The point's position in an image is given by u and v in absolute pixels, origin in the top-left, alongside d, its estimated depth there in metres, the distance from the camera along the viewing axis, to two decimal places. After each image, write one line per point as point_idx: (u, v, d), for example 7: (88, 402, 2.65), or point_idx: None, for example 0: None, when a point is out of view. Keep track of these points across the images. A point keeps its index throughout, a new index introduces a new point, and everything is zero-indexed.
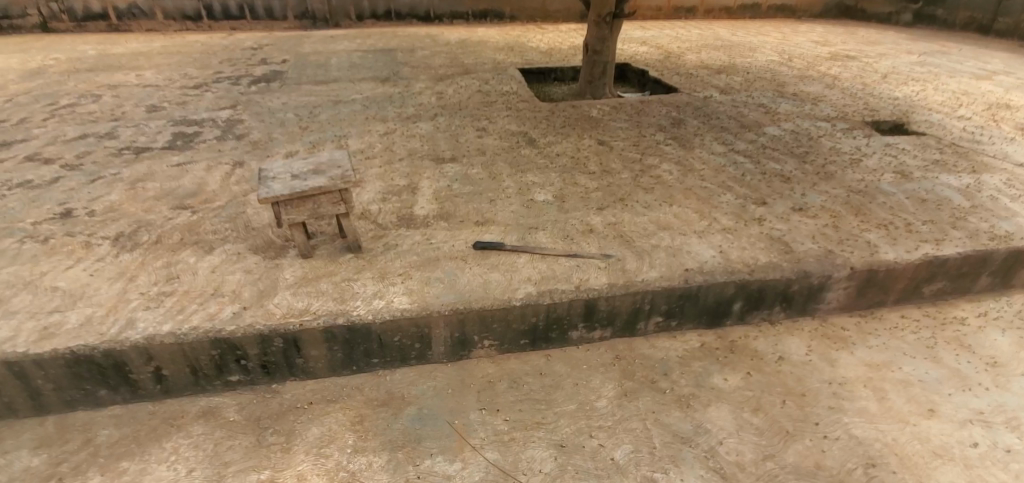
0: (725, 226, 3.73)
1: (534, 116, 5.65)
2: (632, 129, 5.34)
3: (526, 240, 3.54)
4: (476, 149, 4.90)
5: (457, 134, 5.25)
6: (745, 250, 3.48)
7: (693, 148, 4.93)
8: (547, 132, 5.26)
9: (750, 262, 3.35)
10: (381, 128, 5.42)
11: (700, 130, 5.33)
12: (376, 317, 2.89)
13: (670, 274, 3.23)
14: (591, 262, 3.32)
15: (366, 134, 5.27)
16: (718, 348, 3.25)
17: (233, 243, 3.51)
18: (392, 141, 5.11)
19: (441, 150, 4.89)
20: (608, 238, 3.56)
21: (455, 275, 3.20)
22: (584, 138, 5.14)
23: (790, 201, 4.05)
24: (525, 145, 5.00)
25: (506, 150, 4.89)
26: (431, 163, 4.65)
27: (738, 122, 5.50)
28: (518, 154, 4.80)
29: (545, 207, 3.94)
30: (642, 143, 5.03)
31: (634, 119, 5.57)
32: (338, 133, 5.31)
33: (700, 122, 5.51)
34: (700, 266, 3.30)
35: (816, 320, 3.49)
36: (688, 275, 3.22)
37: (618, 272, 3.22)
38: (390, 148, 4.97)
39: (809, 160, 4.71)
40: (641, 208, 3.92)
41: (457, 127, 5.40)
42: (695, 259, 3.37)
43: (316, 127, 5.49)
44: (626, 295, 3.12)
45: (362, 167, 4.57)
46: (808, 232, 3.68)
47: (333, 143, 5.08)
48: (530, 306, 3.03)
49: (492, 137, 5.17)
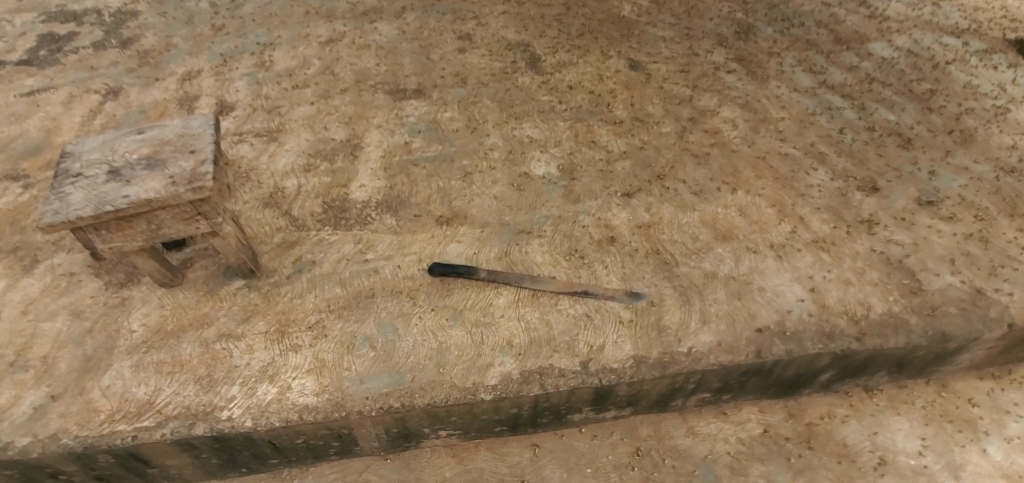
0: (817, 236, 2.44)
1: (541, 12, 3.97)
2: (680, 39, 3.72)
3: (510, 260, 2.31)
4: (452, 75, 3.40)
5: (430, 44, 3.68)
6: (850, 287, 2.24)
7: (768, 78, 3.39)
8: (557, 44, 3.68)
9: (858, 316, 2.14)
10: (324, 31, 3.80)
11: (778, 43, 3.69)
12: (259, 424, 1.82)
13: (733, 339, 2.05)
14: (607, 308, 2.13)
15: (302, 42, 3.69)
16: (789, 438, 2.19)
17: (68, 251, 2.32)
18: (336, 55, 3.57)
19: (402, 77, 3.39)
20: (637, 259, 2.33)
21: (394, 334, 2.05)
22: (610, 55, 3.57)
23: (912, 189, 2.69)
24: (524, 66, 3.48)
25: (496, 77, 3.39)
26: (385, 100, 3.20)
27: (831, 32, 3.80)
28: (513, 84, 3.32)
29: (545, 190, 2.63)
30: (692, 68, 3.47)
31: (684, 21, 3.88)
32: (263, 40, 3.73)
33: (776, 30, 3.82)
34: (781, 322, 2.11)
35: (932, 385, 2.33)
36: (761, 342, 2.04)
37: (650, 334, 2.05)
38: (332, 69, 3.47)
39: (936, 107, 3.21)
40: (689, 197, 2.61)
41: (431, 31, 3.79)
42: (772, 306, 2.16)
43: (235, 26, 3.87)
44: (661, 378, 1.97)
45: (285, 106, 3.18)
46: (944, 252, 2.40)
47: (252, 58, 3.57)
48: (507, 399, 1.91)
49: (477, 52, 3.60)
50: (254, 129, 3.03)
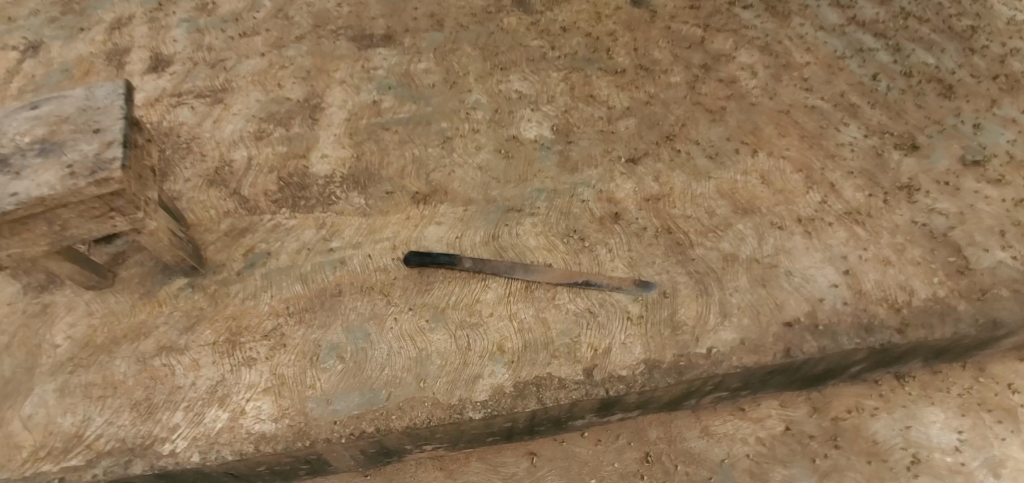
0: (850, 207, 2.13)
1: None
2: None
3: (498, 245, 1.99)
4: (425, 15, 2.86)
5: None
6: (888, 268, 1.96)
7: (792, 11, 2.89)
8: None
9: (899, 304, 1.87)
10: None
11: None
12: (209, 459, 1.56)
13: (759, 336, 1.77)
14: (612, 302, 1.84)
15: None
16: (813, 436, 1.98)
17: None
18: None
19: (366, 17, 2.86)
20: (646, 241, 2.01)
21: (366, 341, 1.75)
22: None
23: (956, 147, 2.36)
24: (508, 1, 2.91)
25: (478, 18, 2.84)
26: (347, 49, 2.71)
27: None
28: (497, 26, 2.81)
29: (537, 157, 2.26)
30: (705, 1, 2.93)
31: None
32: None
33: None
34: (811, 314, 1.83)
35: (969, 370, 2.11)
36: (790, 339, 1.77)
37: (662, 333, 1.78)
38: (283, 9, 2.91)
39: (978, 47, 2.78)
40: (704, 163, 2.25)
41: None
42: (801, 295, 1.87)
43: None
44: (676, 386, 1.71)
45: (231, 60, 2.71)
46: (993, 223, 2.11)
47: None
48: (499, 416, 1.65)
49: None
50: (195, 89, 2.60)
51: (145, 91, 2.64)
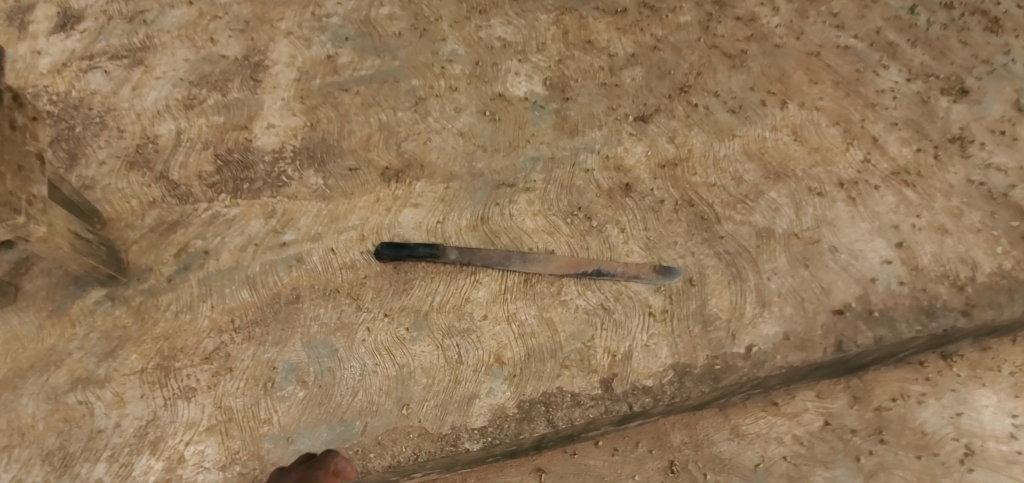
0: (897, 165, 1.82)
1: None
2: None
3: (489, 230, 1.65)
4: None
5: None
6: (946, 239, 1.67)
7: None
8: None
9: (962, 281, 1.61)
10: None
11: None
12: None
13: (805, 329, 1.50)
14: (629, 295, 1.54)
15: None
16: (854, 430, 1.75)
17: None
18: None
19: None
20: (665, 217, 1.68)
21: (332, 359, 1.44)
22: None
23: None
24: None
25: None
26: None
27: None
28: None
29: (529, 117, 1.88)
30: None
31: None
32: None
33: None
34: (863, 298, 1.55)
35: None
36: (841, 330, 1.50)
37: (691, 331, 1.49)
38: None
39: None
40: (726, 118, 1.90)
41: None
42: (850, 275, 1.59)
43: None
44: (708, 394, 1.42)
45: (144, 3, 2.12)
46: None
47: None
48: (500, 445, 1.37)
49: None
50: (109, 49, 2.06)
51: (50, 55, 2.05)
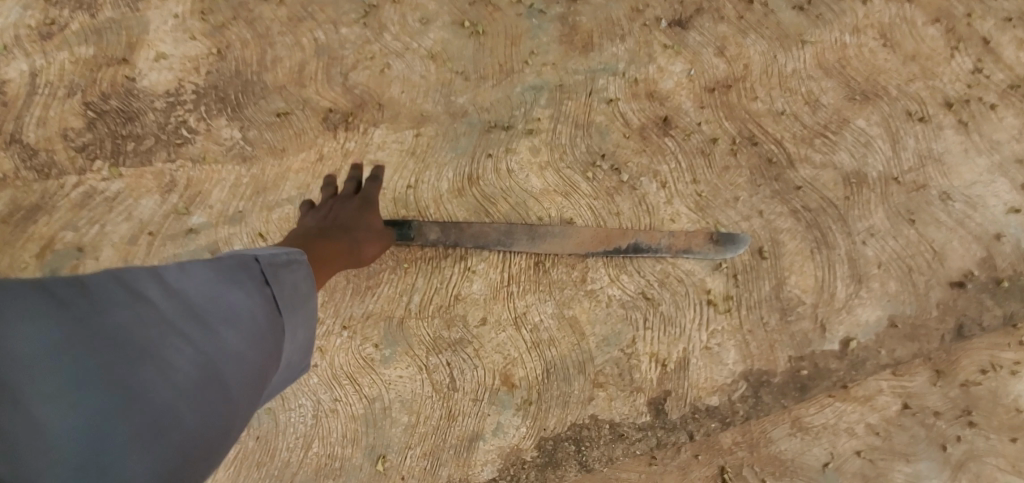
0: (1018, 76, 1.35)
1: None
2: None
3: (481, 192, 1.21)
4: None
5: None
6: None
7: None
8: None
9: None
10: None
11: None
12: None
13: (917, 311, 1.17)
14: (679, 278, 1.14)
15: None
16: (975, 423, 1.18)
17: None
18: None
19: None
20: (719, 163, 1.23)
21: None
22: None
23: None
24: None
25: None
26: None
27: None
28: None
29: (526, 29, 1.33)
30: None
31: None
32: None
33: None
34: (987, 264, 1.18)
35: None
36: (951, 309, 1.17)
37: (767, 322, 1.15)
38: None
39: None
40: (791, 19, 1.36)
41: None
42: (966, 233, 1.19)
43: None
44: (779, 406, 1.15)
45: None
46: None
47: None
48: None
49: None
50: None
51: None
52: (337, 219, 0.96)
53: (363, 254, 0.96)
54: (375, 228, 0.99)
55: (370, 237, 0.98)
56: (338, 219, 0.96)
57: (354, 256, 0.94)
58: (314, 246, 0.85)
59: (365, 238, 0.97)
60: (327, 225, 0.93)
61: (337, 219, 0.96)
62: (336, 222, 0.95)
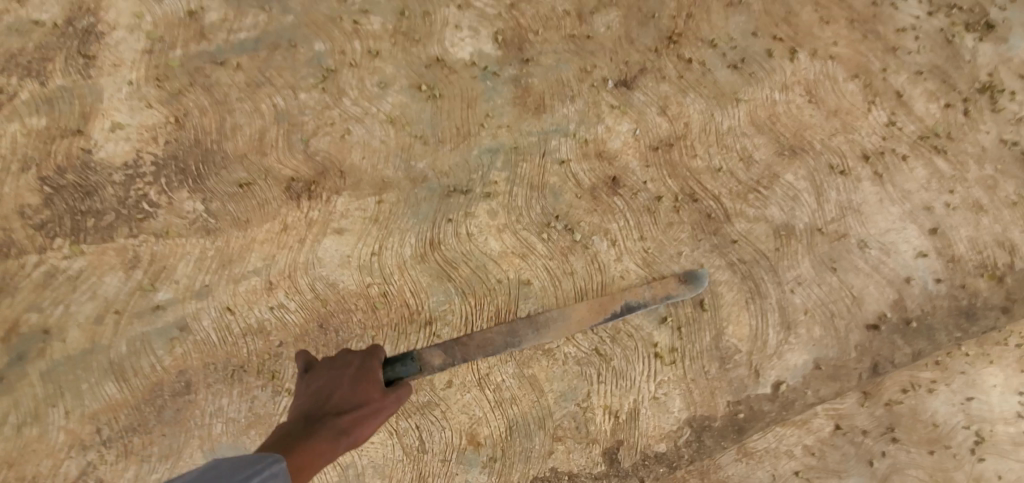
0: (925, 127, 1.52)
1: None
2: None
3: (442, 258, 1.30)
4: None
5: None
6: (982, 218, 1.43)
7: None
8: None
9: (1003, 271, 1.39)
10: None
11: None
12: None
13: (838, 354, 1.31)
14: (628, 333, 1.26)
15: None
16: (897, 438, 1.33)
17: None
18: None
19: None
20: (663, 220, 1.34)
21: None
22: None
23: None
24: None
25: None
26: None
27: None
28: None
29: (480, 91, 1.41)
30: None
31: None
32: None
33: None
34: (898, 305, 1.34)
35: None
36: (865, 349, 1.32)
37: (707, 372, 1.27)
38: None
39: None
40: (726, 76, 1.49)
41: None
42: (880, 278, 1.35)
43: None
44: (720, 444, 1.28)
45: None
46: None
47: None
48: None
49: None
50: None
51: None
52: (327, 397, 0.84)
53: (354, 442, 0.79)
54: (369, 404, 0.85)
55: (365, 417, 0.83)
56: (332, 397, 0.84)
57: (348, 441, 0.78)
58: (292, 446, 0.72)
59: (358, 415, 0.82)
60: (318, 405, 0.83)
61: (329, 392, 0.85)
62: (325, 407, 0.82)
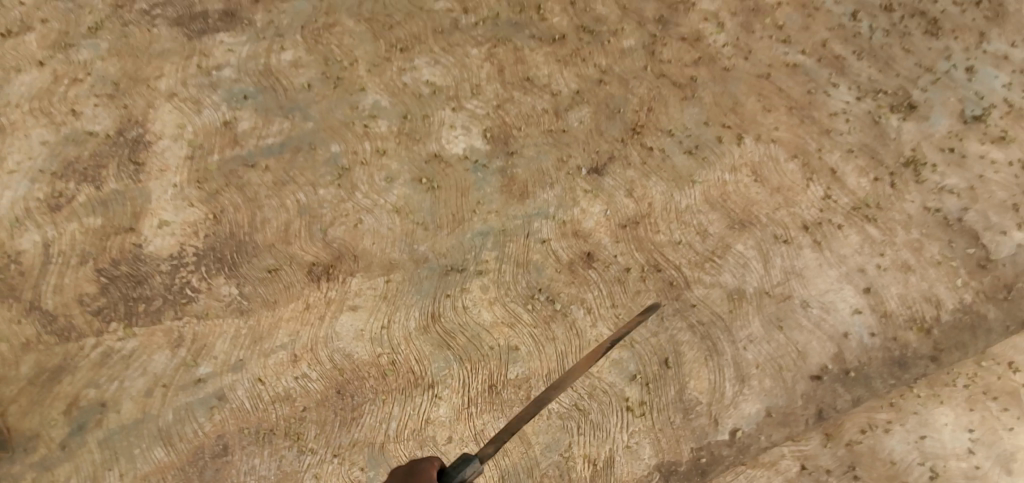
0: (857, 200, 1.76)
1: None
2: None
3: (443, 329, 1.52)
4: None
5: None
6: (911, 277, 1.65)
7: None
8: None
9: (930, 324, 1.62)
10: None
11: None
12: None
13: (787, 402, 1.52)
14: (604, 389, 1.47)
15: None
16: (859, 477, 1.47)
17: None
18: None
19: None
20: (632, 288, 1.57)
21: None
22: None
23: (953, 100, 2.02)
24: None
25: None
26: (61, 21, 1.87)
27: None
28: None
29: (472, 181, 1.67)
30: None
31: None
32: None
33: None
34: (838, 358, 1.56)
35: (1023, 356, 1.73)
36: (807, 397, 1.52)
37: (673, 422, 1.47)
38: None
39: None
40: (683, 161, 1.78)
41: None
42: (823, 334, 1.57)
43: None
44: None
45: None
46: (1004, 197, 1.82)
47: None
48: None
49: None
50: None
51: None
52: None
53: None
54: None
55: None
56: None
57: None
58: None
59: None
60: None
61: None
62: None
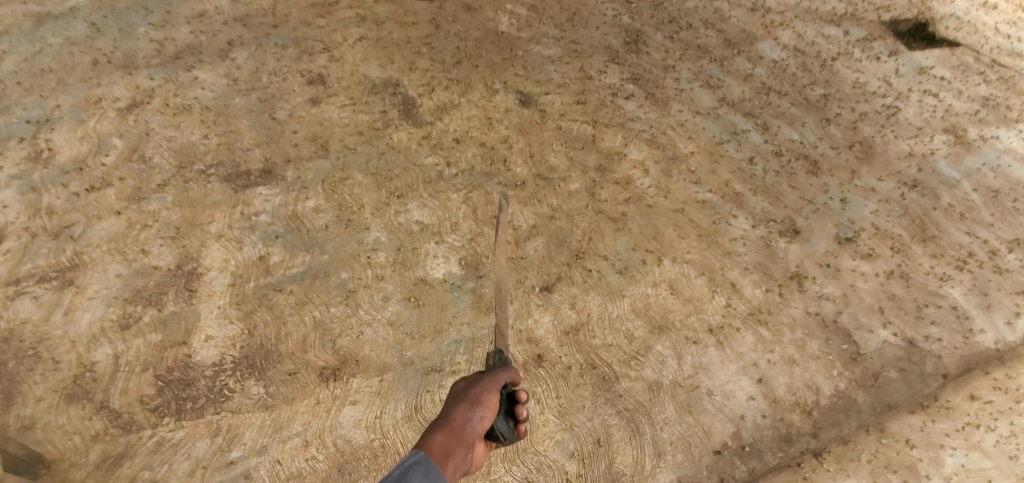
0: (753, 306, 2.49)
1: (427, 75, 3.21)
2: (570, 83, 3.22)
3: (423, 418, 2.17)
4: (252, 141, 2.89)
5: (285, 137, 2.91)
6: (794, 369, 2.37)
7: (665, 118, 3.09)
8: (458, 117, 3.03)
9: (810, 407, 2.29)
10: (161, 147, 2.88)
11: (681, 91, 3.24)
12: None
13: (694, 471, 2.13)
14: (548, 465, 2.13)
15: (54, 93, 3.10)
16: None
17: None
18: (152, 142, 2.89)
19: (186, 131, 2.94)
20: (573, 382, 2.27)
21: None
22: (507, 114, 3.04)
23: (830, 226, 2.77)
24: (393, 144, 2.90)
25: (380, 145, 2.89)
26: (136, 180, 2.75)
27: (710, 56, 3.47)
28: (393, 159, 2.84)
29: (449, 299, 2.43)
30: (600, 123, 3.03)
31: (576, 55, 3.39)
32: (26, 85, 3.16)
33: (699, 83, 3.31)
34: (737, 435, 2.22)
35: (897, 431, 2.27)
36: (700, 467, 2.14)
37: None
38: (83, 132, 2.95)
39: (813, 142, 3.08)
40: (616, 279, 2.50)
41: (307, 126, 2.95)
42: (724, 416, 2.25)
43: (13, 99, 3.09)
44: None
45: (59, 210, 2.66)
46: (872, 301, 2.57)
47: (44, 147, 2.89)
48: None
49: (364, 152, 2.87)
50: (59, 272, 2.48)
51: (30, 300, 2.40)
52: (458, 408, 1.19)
53: (479, 427, 1.15)
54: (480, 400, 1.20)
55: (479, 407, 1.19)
56: (473, 391, 1.23)
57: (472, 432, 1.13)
58: (438, 429, 1.09)
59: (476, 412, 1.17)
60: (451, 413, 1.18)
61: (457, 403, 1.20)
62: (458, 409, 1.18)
